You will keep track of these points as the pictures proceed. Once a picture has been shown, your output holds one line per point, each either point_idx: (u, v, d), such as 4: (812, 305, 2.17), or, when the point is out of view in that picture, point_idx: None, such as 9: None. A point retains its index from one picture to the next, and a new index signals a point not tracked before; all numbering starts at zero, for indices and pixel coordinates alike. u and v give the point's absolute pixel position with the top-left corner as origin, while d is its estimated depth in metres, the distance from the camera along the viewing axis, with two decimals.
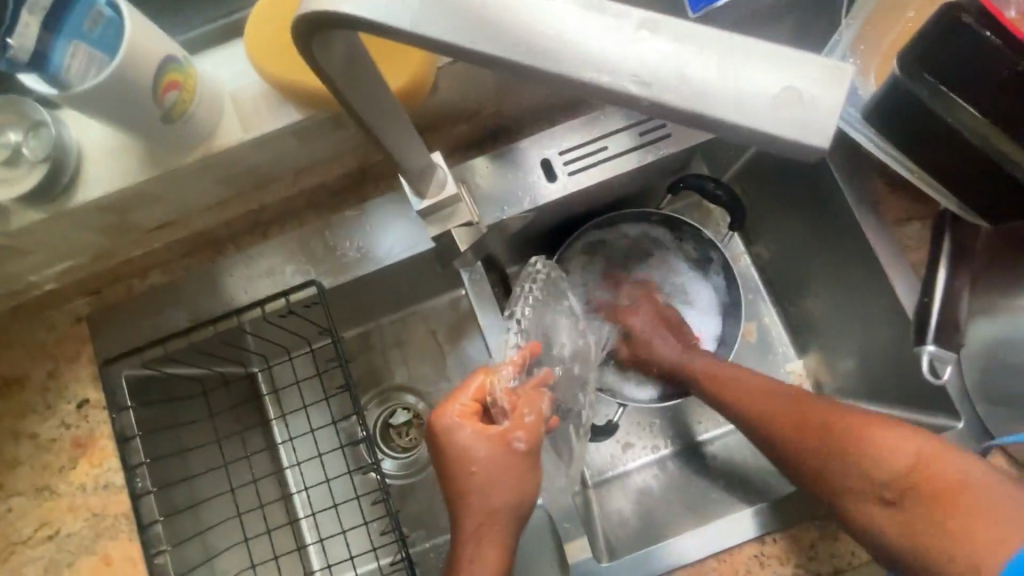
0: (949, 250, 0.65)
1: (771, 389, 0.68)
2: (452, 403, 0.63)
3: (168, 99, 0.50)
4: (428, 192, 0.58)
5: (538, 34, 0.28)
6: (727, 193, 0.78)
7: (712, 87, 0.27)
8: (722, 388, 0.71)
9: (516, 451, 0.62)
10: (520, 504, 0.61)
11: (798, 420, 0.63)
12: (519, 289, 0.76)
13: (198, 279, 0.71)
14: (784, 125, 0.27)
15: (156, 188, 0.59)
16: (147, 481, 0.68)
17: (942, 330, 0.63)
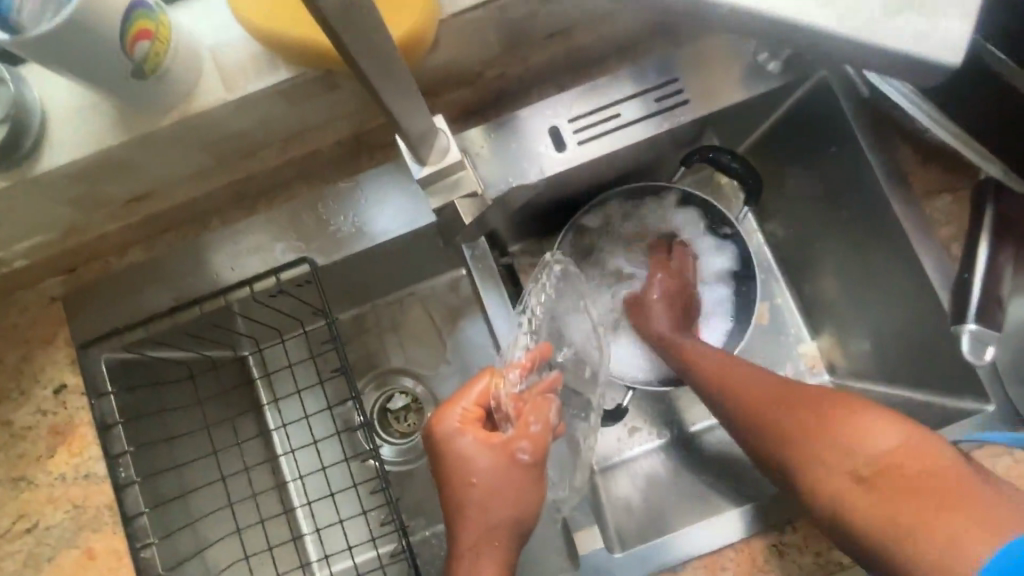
0: (991, 223, 0.62)
1: (756, 371, 0.65)
2: (453, 408, 0.61)
3: (138, 50, 0.45)
4: (429, 159, 0.53)
5: None
6: (744, 166, 0.74)
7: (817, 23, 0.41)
8: (705, 370, 0.69)
9: (520, 461, 0.59)
10: (521, 519, 0.58)
11: (782, 402, 0.60)
12: (533, 282, 0.73)
13: (182, 256, 0.67)
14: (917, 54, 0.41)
15: (131, 154, 0.54)
16: (131, 471, 0.65)
17: (985, 310, 0.61)
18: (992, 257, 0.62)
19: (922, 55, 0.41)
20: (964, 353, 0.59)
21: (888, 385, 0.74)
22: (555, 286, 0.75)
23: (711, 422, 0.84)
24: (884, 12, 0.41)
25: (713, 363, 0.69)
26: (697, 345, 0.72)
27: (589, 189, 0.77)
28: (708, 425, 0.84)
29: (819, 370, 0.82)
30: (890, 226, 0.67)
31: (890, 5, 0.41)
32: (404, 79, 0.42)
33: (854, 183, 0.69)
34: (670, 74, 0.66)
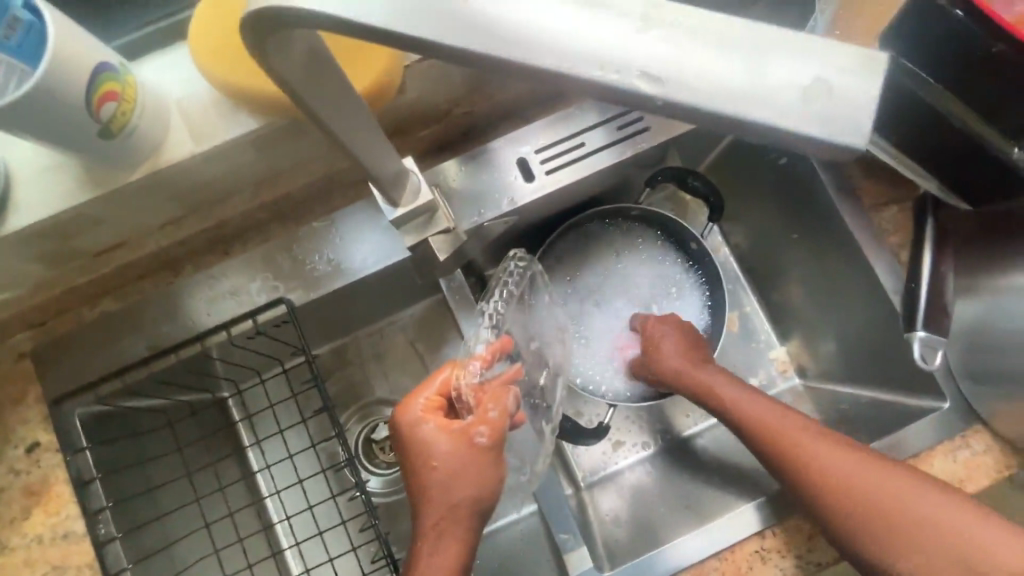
0: (932, 236, 0.65)
1: (833, 442, 0.59)
2: (415, 398, 0.59)
3: (105, 111, 0.45)
4: (402, 201, 0.54)
5: (496, 17, 0.25)
6: (706, 185, 0.77)
7: (728, 81, 0.23)
8: (767, 436, 0.63)
9: (479, 443, 0.57)
10: (481, 498, 0.56)
11: (864, 487, 0.56)
12: (495, 282, 0.70)
13: (155, 305, 0.66)
14: (820, 123, 0.23)
15: (99, 209, 0.54)
16: (111, 527, 0.64)
17: (931, 315, 0.63)
18: (934, 264, 0.64)
19: (845, 135, 0.23)
20: (914, 358, 0.62)
21: (856, 385, 0.78)
22: (521, 285, 0.71)
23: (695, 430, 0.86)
24: (804, 73, 0.23)
25: (782, 432, 0.62)
26: (752, 406, 0.65)
27: (558, 213, 0.80)
28: (689, 434, 0.86)
29: (791, 373, 0.85)
30: (844, 236, 0.71)
31: (813, 61, 0.23)
32: (372, 127, 0.43)
33: (809, 196, 0.73)
34: None
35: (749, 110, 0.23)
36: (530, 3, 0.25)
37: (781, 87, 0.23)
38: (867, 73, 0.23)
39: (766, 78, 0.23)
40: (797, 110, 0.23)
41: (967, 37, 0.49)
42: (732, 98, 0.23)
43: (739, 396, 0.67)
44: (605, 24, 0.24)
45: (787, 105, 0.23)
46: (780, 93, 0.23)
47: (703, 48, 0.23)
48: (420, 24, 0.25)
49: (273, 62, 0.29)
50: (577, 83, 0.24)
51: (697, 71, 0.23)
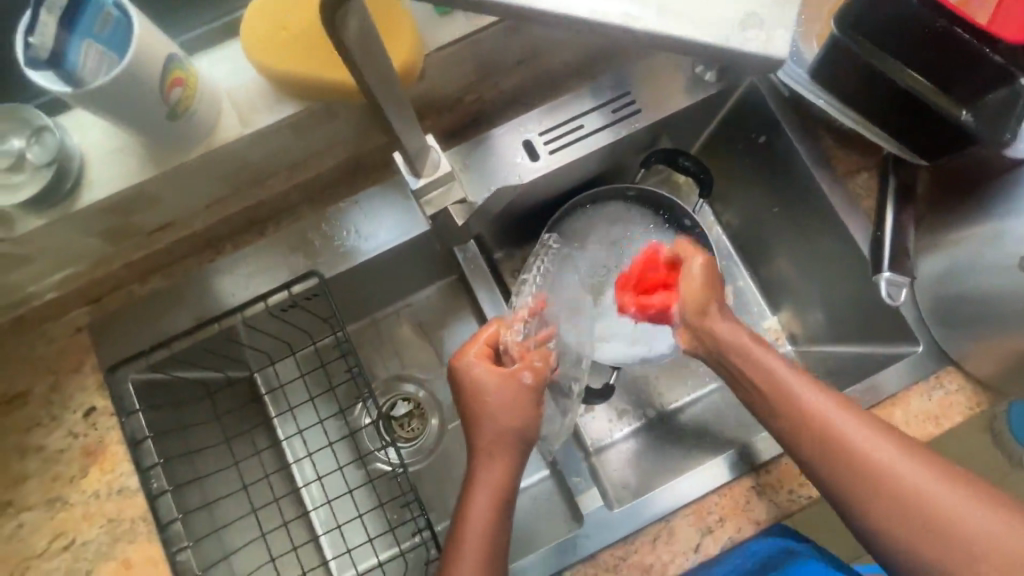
0: (895, 194, 0.72)
1: (860, 416, 0.56)
2: (468, 346, 0.67)
3: (173, 95, 0.52)
4: (424, 171, 0.61)
5: None
6: (696, 164, 0.84)
7: (683, 18, 0.30)
8: (803, 409, 0.58)
9: (526, 385, 0.64)
10: (526, 428, 0.63)
11: (882, 461, 0.54)
12: (532, 260, 0.87)
13: (200, 280, 0.73)
14: (756, 45, 0.30)
15: (157, 188, 0.61)
16: (162, 482, 0.70)
17: (896, 259, 0.69)
18: (895, 218, 0.71)
19: (773, 52, 0.30)
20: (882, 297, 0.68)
21: (841, 345, 0.84)
22: (553, 263, 0.87)
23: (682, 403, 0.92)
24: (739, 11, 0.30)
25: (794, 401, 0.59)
26: (791, 381, 0.60)
27: (560, 195, 0.87)
28: (687, 401, 0.92)
29: (783, 341, 0.91)
30: (821, 206, 0.78)
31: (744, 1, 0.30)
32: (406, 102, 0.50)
33: (789, 170, 0.80)
34: (623, 88, 0.76)
35: (706, 40, 0.30)
36: None
37: (721, 21, 0.30)
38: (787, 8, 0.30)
39: (714, 11, 0.30)
40: (739, 36, 0.30)
41: (914, 16, 0.56)
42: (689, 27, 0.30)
43: (783, 371, 0.61)
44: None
45: (730, 31, 0.30)
46: (721, 24, 0.30)
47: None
48: None
49: (338, 33, 0.37)
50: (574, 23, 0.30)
51: (659, 13, 0.30)
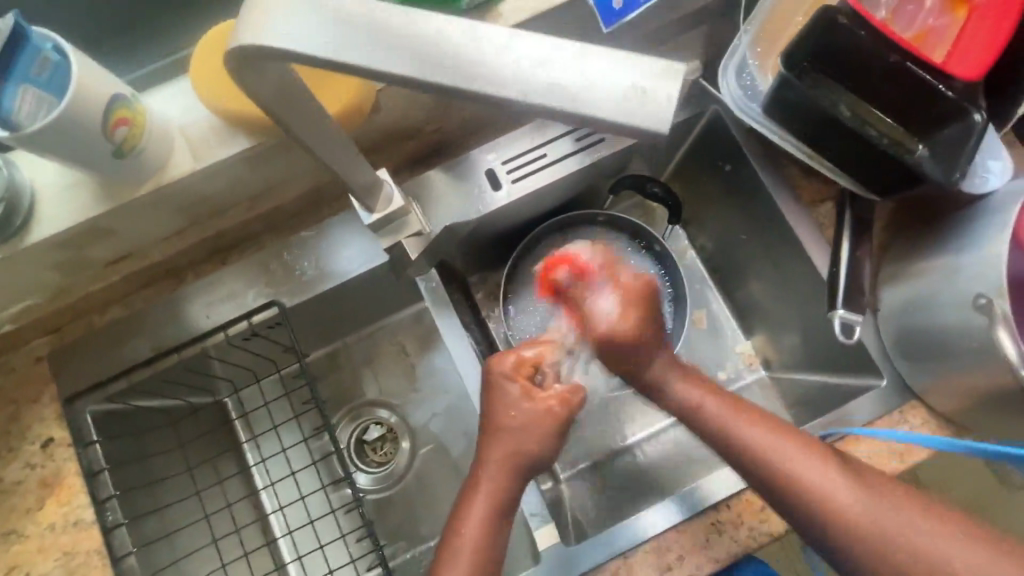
0: (851, 223, 0.71)
1: (764, 419, 0.59)
2: (507, 355, 0.65)
3: (118, 134, 0.52)
4: (377, 207, 0.60)
5: (397, 48, 0.32)
6: (664, 191, 0.84)
7: (562, 87, 0.30)
8: (746, 445, 0.58)
9: (555, 414, 0.61)
10: (538, 458, 0.61)
11: (787, 457, 0.56)
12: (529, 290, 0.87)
13: (162, 309, 0.73)
14: (631, 115, 0.30)
15: (110, 222, 0.61)
16: (118, 514, 0.69)
17: (849, 295, 0.67)
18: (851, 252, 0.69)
19: (648, 125, 0.30)
20: (836, 335, 0.66)
21: (815, 373, 0.83)
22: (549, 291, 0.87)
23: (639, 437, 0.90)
24: (614, 82, 0.30)
25: (704, 406, 0.61)
26: (733, 417, 0.60)
27: (530, 220, 0.87)
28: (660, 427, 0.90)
29: (756, 366, 0.91)
30: (786, 234, 0.77)
31: (621, 71, 0.30)
32: (347, 144, 0.49)
33: (755, 198, 0.80)
34: None
35: (584, 110, 0.30)
36: (426, 32, 0.32)
37: (602, 92, 0.30)
38: (674, 77, 0.30)
39: (604, 80, 0.30)
40: (618, 108, 0.30)
41: (867, 52, 0.57)
42: (578, 101, 0.30)
43: (716, 408, 0.61)
44: (488, 49, 0.31)
45: (617, 104, 0.30)
46: (599, 95, 0.30)
47: (545, 65, 0.31)
48: (355, 51, 0.32)
49: (258, 88, 0.36)
50: (470, 97, 0.32)
51: (539, 81, 0.31)
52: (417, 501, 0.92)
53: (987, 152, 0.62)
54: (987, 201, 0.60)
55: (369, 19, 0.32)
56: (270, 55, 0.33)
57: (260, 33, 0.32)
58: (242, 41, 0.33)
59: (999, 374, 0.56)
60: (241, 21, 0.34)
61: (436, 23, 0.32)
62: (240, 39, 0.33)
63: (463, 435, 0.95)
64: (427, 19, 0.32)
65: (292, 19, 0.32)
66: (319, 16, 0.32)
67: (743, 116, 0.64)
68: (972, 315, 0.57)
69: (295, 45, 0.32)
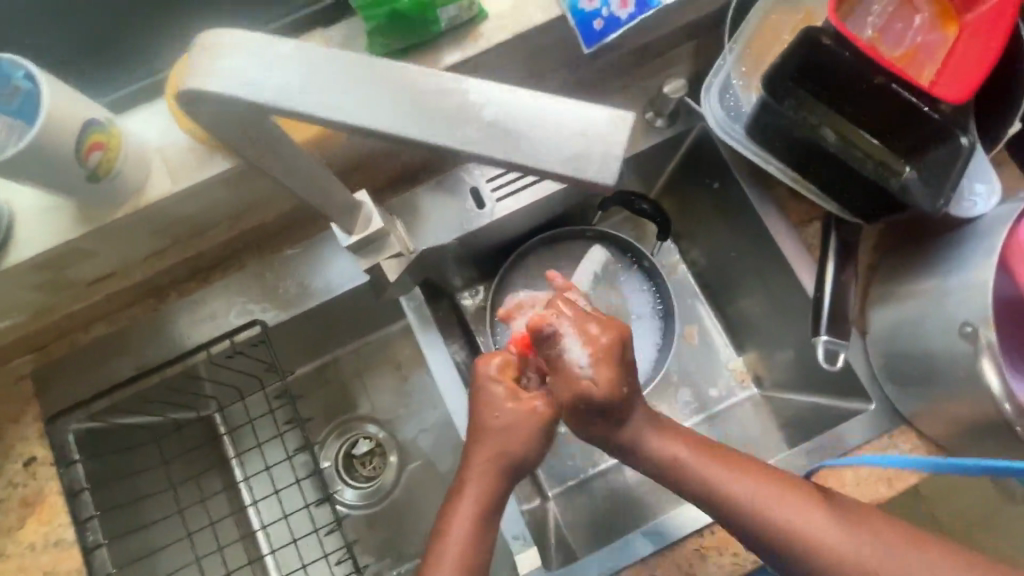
0: (837, 244, 0.69)
1: (756, 478, 0.56)
2: (494, 355, 0.59)
3: (92, 159, 0.52)
4: (355, 229, 0.60)
5: (348, 96, 0.32)
6: (653, 207, 0.82)
7: (513, 137, 0.32)
8: (722, 493, 0.56)
9: (541, 415, 0.56)
10: (524, 463, 0.56)
11: (791, 518, 0.53)
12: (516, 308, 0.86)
13: (146, 328, 0.73)
14: (578, 162, 0.32)
15: (89, 244, 0.61)
16: (99, 534, 0.69)
17: (834, 320, 0.67)
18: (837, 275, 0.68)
19: (593, 172, 0.32)
20: (818, 360, 0.65)
21: (814, 395, 0.79)
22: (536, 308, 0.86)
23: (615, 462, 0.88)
24: (562, 131, 0.32)
25: (692, 469, 0.57)
26: (706, 465, 0.57)
27: (518, 235, 0.86)
28: None
29: (749, 383, 0.88)
30: (774, 253, 0.76)
31: (567, 122, 0.32)
32: (321, 168, 0.48)
33: (743, 216, 0.79)
34: None
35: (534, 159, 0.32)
36: (376, 81, 0.32)
37: (551, 141, 0.32)
38: (620, 130, 0.32)
39: (554, 134, 0.32)
40: (566, 156, 0.32)
41: (852, 73, 0.56)
42: (532, 156, 0.32)
43: (692, 458, 0.58)
44: (438, 99, 0.32)
45: (564, 153, 0.32)
46: (549, 143, 0.32)
47: (494, 115, 0.32)
48: (306, 95, 0.32)
49: (218, 122, 0.36)
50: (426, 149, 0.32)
51: (490, 131, 0.32)
52: (403, 518, 0.92)
53: (974, 175, 0.60)
54: (974, 225, 0.59)
55: (318, 64, 0.32)
56: (217, 102, 0.32)
57: (204, 79, 0.31)
58: (186, 86, 0.31)
59: (985, 402, 0.55)
60: (183, 64, 0.32)
61: (389, 74, 0.32)
62: (184, 81, 0.32)
63: (450, 451, 0.94)
64: (380, 66, 0.32)
65: (238, 66, 0.32)
66: (266, 59, 0.32)
67: (724, 138, 0.63)
68: (958, 343, 0.56)
69: (242, 87, 0.32)
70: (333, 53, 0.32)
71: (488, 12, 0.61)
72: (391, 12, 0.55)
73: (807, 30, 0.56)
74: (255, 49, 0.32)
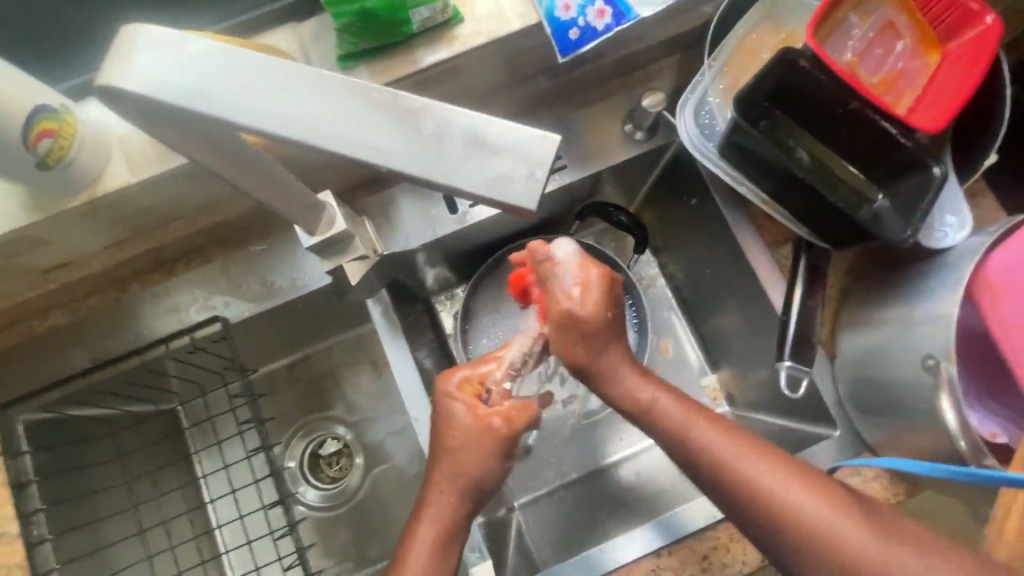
0: (806, 270, 0.69)
1: (725, 427, 0.54)
2: (454, 372, 0.57)
3: (42, 147, 0.51)
4: (317, 230, 0.58)
5: (275, 104, 0.31)
6: (630, 220, 0.81)
7: (436, 158, 0.31)
8: (701, 451, 0.53)
9: (497, 433, 0.54)
10: (482, 479, 0.54)
11: (752, 474, 0.51)
12: (485, 318, 0.84)
13: (105, 319, 0.72)
14: (501, 185, 0.31)
15: (41, 231, 0.59)
16: (44, 528, 0.65)
17: (799, 344, 0.66)
18: (803, 300, 0.69)
19: (514, 196, 0.31)
20: (782, 386, 0.65)
21: (784, 416, 0.77)
22: (505, 318, 0.84)
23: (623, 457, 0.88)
24: (483, 151, 0.31)
25: (664, 411, 0.55)
26: (686, 416, 0.54)
27: (493, 241, 0.85)
28: (615, 461, 0.87)
29: (720, 402, 0.86)
30: (747, 272, 0.75)
31: (491, 142, 0.31)
32: (281, 173, 0.47)
33: (720, 233, 0.78)
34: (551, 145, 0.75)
35: (456, 180, 0.31)
36: (303, 89, 0.31)
37: (474, 163, 0.31)
38: (547, 151, 0.31)
39: (476, 155, 0.31)
40: (489, 178, 0.31)
41: (826, 97, 0.57)
42: (443, 173, 0.31)
43: (671, 406, 0.55)
44: (363, 111, 0.31)
45: (485, 175, 0.31)
46: (474, 165, 0.31)
47: (417, 132, 0.31)
48: (235, 100, 0.31)
49: (153, 119, 0.35)
50: (342, 158, 0.32)
51: (411, 150, 0.31)
52: (366, 522, 0.91)
53: (947, 207, 0.61)
54: (943, 257, 0.58)
55: (244, 68, 0.31)
56: (138, 101, 0.31)
57: (123, 75, 0.31)
58: (108, 83, 0.31)
59: (943, 435, 0.55)
60: (104, 59, 0.32)
61: (305, 79, 0.31)
62: (103, 77, 0.31)
63: (416, 456, 0.93)
64: (305, 73, 0.31)
65: (158, 65, 0.31)
66: (189, 60, 0.31)
67: (697, 154, 0.64)
68: (920, 375, 0.55)
69: (172, 85, 0.31)
70: (251, 55, 0.31)
71: (464, 16, 0.59)
72: (359, 10, 0.54)
73: (784, 50, 0.55)
74: (173, 45, 0.31)
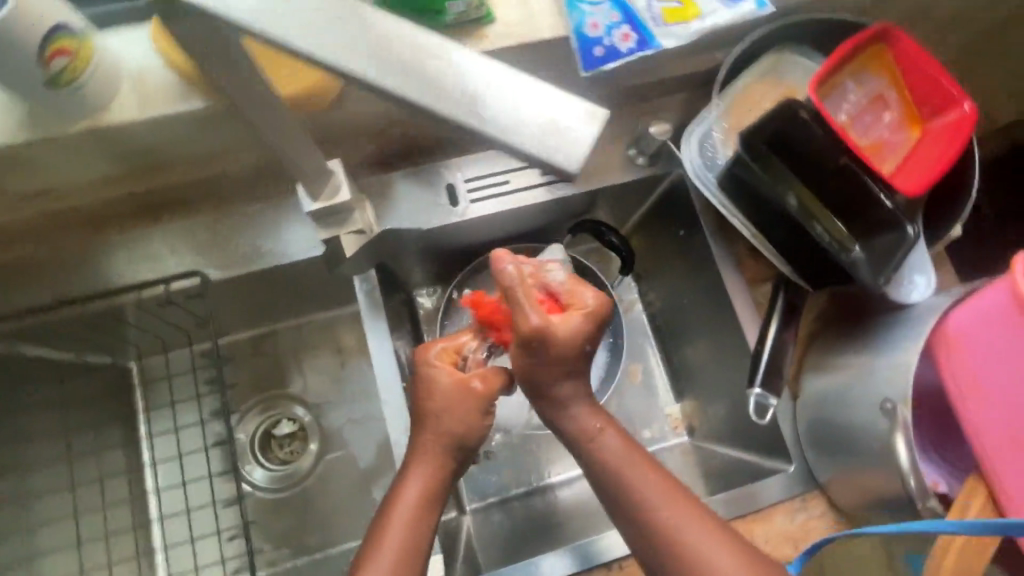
0: (781, 307, 0.73)
1: (657, 472, 0.55)
2: (435, 343, 0.57)
3: (54, 64, 0.49)
4: (321, 195, 0.57)
5: (341, 42, 0.32)
6: (621, 241, 0.84)
7: (489, 110, 0.32)
8: (632, 492, 0.54)
9: (476, 395, 0.54)
10: (465, 436, 0.54)
11: (676, 525, 0.52)
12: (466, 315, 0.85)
13: (77, 256, 0.69)
14: (547, 145, 0.32)
15: (29, 152, 0.57)
16: None
17: (768, 377, 0.69)
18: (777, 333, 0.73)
19: (559, 156, 0.32)
20: (749, 413, 0.67)
21: (739, 448, 0.80)
22: None
23: (565, 478, 0.87)
24: (532, 111, 0.32)
25: (602, 447, 0.55)
26: (624, 457, 0.55)
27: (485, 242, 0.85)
28: (559, 481, 0.87)
29: (680, 430, 0.88)
30: (725, 306, 0.78)
31: (541, 104, 0.33)
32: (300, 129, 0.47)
33: (704, 266, 0.80)
34: None
35: (506, 133, 0.32)
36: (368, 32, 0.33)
37: (524, 121, 0.32)
38: (593, 122, 0.33)
39: (527, 114, 0.32)
40: (537, 136, 0.32)
41: (820, 148, 0.61)
42: (490, 127, 0.32)
43: (611, 443, 0.56)
44: (423, 60, 0.33)
45: (534, 134, 0.32)
46: (524, 122, 0.32)
47: (471, 85, 0.32)
48: (302, 32, 0.32)
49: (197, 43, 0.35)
50: (396, 100, 0.32)
51: (466, 99, 0.32)
52: (311, 509, 0.88)
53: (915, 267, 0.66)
54: (908, 310, 0.62)
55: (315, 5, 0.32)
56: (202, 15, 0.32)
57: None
58: None
59: (892, 477, 0.58)
60: None
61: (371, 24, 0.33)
62: None
63: (373, 447, 0.91)
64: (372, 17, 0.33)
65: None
66: None
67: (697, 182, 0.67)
68: (876, 417, 0.59)
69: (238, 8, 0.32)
70: None
71: (496, 17, 0.62)
72: None
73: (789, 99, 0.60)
74: None
